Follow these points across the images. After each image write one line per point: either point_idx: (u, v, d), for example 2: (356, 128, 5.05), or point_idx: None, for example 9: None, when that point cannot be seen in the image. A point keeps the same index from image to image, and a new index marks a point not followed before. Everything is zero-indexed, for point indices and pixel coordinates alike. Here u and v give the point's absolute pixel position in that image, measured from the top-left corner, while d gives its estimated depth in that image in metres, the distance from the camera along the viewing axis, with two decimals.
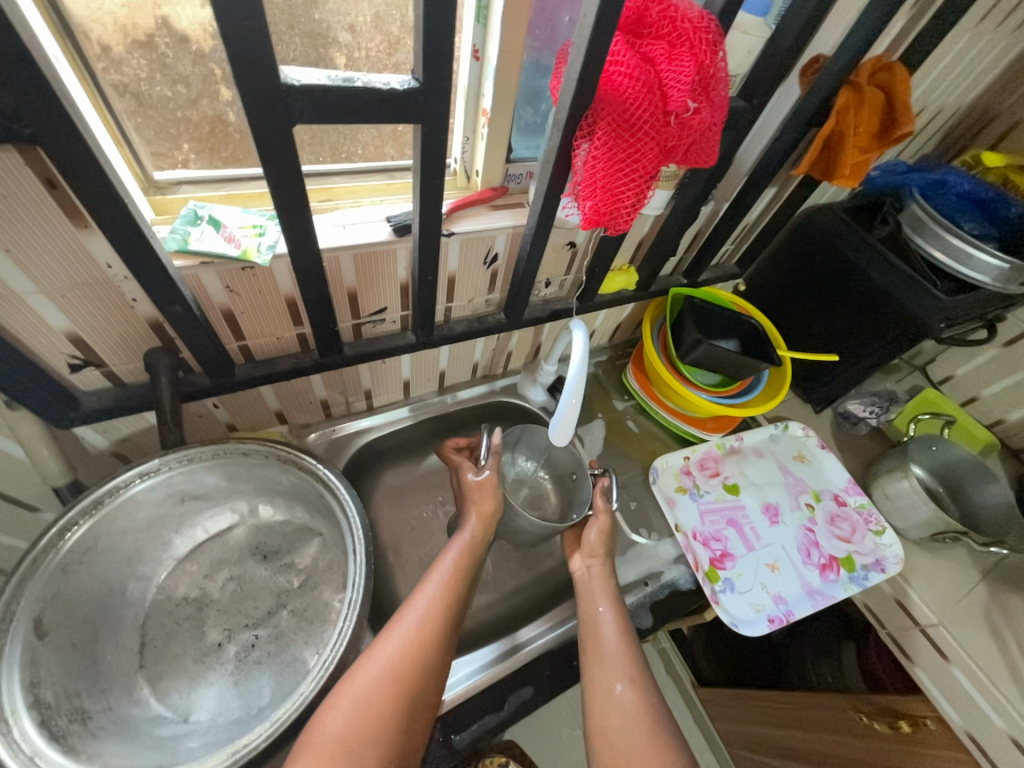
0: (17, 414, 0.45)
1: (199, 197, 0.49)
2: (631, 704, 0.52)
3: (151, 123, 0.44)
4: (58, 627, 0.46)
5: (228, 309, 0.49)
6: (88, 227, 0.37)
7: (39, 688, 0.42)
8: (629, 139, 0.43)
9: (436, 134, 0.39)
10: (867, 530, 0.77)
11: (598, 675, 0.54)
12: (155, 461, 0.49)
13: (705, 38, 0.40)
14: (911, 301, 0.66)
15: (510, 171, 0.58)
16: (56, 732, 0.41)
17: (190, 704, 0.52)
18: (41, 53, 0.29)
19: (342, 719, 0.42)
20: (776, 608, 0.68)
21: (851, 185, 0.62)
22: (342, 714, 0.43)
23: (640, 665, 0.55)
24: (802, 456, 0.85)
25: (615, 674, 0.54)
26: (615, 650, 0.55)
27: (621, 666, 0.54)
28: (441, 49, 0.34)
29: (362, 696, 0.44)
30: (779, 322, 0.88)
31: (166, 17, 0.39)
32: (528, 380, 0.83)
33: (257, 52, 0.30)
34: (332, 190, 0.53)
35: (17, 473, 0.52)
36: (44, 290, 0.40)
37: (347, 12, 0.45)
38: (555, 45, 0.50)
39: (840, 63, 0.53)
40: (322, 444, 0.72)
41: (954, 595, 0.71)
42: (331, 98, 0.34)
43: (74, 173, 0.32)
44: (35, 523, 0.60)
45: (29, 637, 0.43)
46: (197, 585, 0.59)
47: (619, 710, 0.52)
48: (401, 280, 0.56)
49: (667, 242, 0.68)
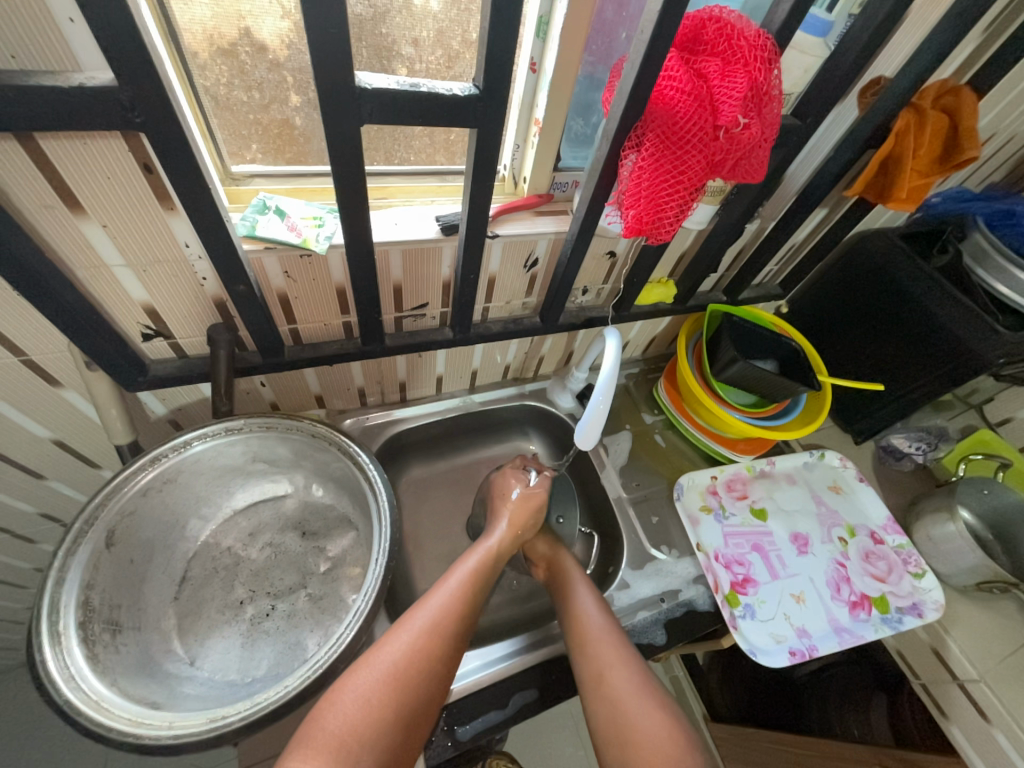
0: (94, 375, 0.49)
1: (268, 190, 0.53)
2: (624, 685, 0.51)
3: (227, 124, 0.49)
4: (124, 541, 0.51)
5: (284, 293, 0.53)
6: (174, 210, 0.42)
7: (91, 591, 0.47)
8: (676, 150, 0.43)
9: (489, 140, 0.41)
10: (905, 571, 0.73)
11: (588, 665, 0.53)
12: (240, 421, 0.55)
13: (760, 55, 0.40)
14: (970, 334, 0.63)
15: (556, 179, 0.60)
16: (88, 637, 0.45)
17: (201, 650, 0.54)
18: (152, 52, 0.33)
19: (343, 714, 0.42)
20: (799, 641, 0.65)
21: (907, 209, 0.60)
22: (344, 711, 0.42)
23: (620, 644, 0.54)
24: (837, 486, 0.82)
25: (607, 660, 0.52)
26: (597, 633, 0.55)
27: (607, 648, 0.53)
28: (504, 59, 0.36)
29: (364, 694, 0.43)
30: (822, 347, 0.86)
31: (248, 28, 0.43)
32: (558, 387, 0.84)
33: (336, 58, 0.33)
34: (387, 189, 0.56)
35: (86, 428, 0.57)
36: (130, 264, 0.44)
37: (412, 27, 0.48)
38: (610, 60, 0.51)
39: (903, 84, 0.52)
40: (356, 430, 0.75)
41: (999, 652, 0.66)
42: (398, 101, 0.37)
43: (170, 157, 0.35)
44: (97, 479, 0.65)
45: (97, 545, 0.47)
46: (240, 541, 0.62)
47: (614, 693, 0.50)
48: (443, 278, 0.59)
49: (709, 257, 0.68)
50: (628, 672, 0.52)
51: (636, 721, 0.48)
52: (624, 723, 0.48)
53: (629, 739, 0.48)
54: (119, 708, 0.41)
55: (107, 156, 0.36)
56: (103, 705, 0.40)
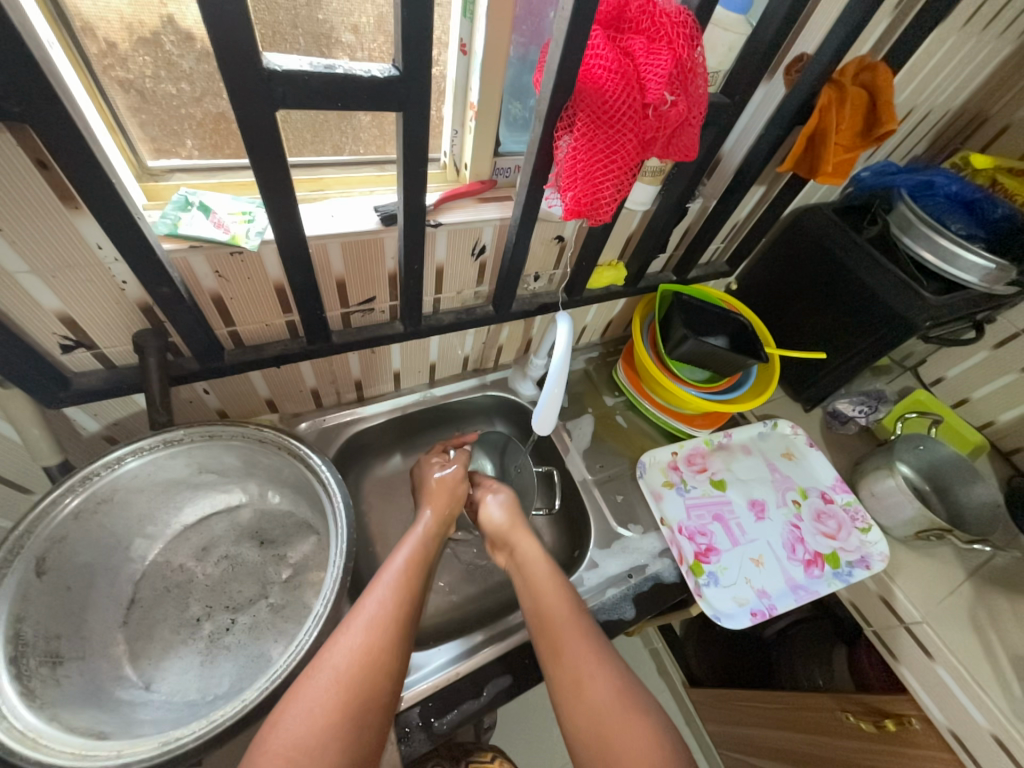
0: (9, 393, 0.46)
1: (192, 185, 0.50)
2: (581, 650, 0.52)
3: (155, 120, 0.46)
4: (57, 569, 0.47)
5: (217, 294, 0.50)
6: (79, 209, 0.39)
7: (22, 624, 0.44)
8: (607, 130, 0.43)
9: (418, 123, 0.40)
10: (853, 527, 0.77)
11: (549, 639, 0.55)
12: (179, 432, 0.52)
13: (682, 33, 0.41)
14: (898, 299, 0.67)
15: (498, 165, 0.59)
16: (22, 673, 0.42)
17: (155, 673, 0.51)
18: (34, 35, 0.30)
19: (288, 732, 0.41)
20: (760, 602, 0.68)
21: (834, 183, 0.62)
22: (288, 727, 0.41)
23: (585, 623, 0.55)
24: (790, 453, 0.85)
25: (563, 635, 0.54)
26: (561, 614, 0.55)
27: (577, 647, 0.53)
28: (422, 39, 0.35)
29: (308, 708, 0.42)
30: (769, 321, 0.89)
31: (172, 15, 0.40)
32: (519, 375, 0.84)
33: (243, 41, 0.31)
34: (322, 180, 0.54)
35: (7, 451, 0.53)
36: (36, 270, 0.41)
37: (351, 13, 0.46)
38: (542, 40, 0.51)
39: (823, 60, 0.54)
40: (313, 433, 0.73)
41: (938, 594, 0.71)
42: (314, 85, 0.35)
43: (63, 150, 0.33)
44: (26, 503, 0.61)
45: (27, 574, 0.44)
46: (192, 558, 0.60)
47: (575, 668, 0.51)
48: (389, 269, 0.58)
49: (654, 238, 0.69)
50: (583, 645, 0.53)
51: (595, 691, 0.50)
52: (581, 694, 0.50)
53: (588, 708, 0.49)
54: (61, 742, 0.39)
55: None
56: (41, 742, 0.38)
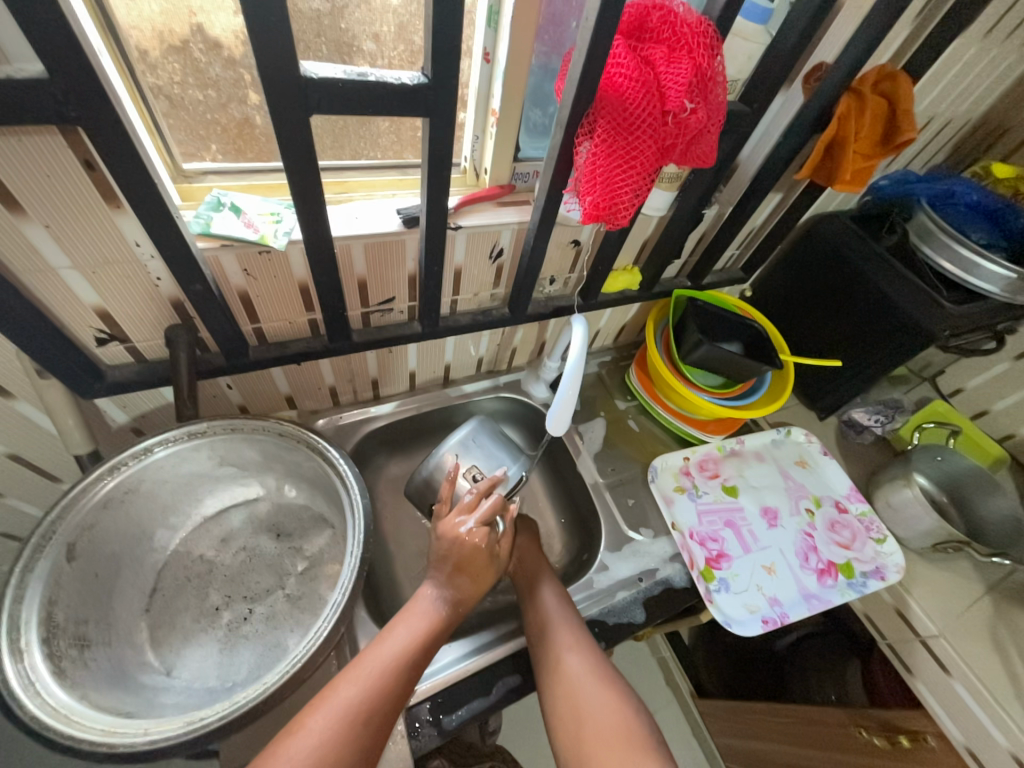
0: (47, 383, 0.48)
1: (223, 187, 0.51)
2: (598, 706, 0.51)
3: (182, 124, 0.48)
4: (87, 555, 0.49)
5: (244, 291, 0.52)
6: (120, 208, 0.41)
7: (53, 608, 0.45)
8: (627, 137, 0.44)
9: (443, 129, 0.41)
10: (868, 537, 0.76)
11: (548, 648, 0.55)
12: (203, 424, 0.53)
13: (702, 42, 0.42)
14: (915, 307, 0.67)
15: (517, 170, 0.60)
16: (54, 653, 0.44)
17: (177, 659, 0.53)
18: (88, 44, 0.32)
19: None
20: (771, 609, 0.68)
21: (852, 190, 0.62)
22: None
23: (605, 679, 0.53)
24: (804, 461, 0.85)
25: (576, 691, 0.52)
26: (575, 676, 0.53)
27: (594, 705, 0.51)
28: (450, 48, 0.36)
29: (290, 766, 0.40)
30: (784, 328, 0.89)
31: (200, 24, 0.42)
32: (532, 376, 0.85)
33: (282, 50, 0.33)
34: (346, 183, 0.55)
35: (41, 440, 0.55)
36: (77, 265, 0.43)
37: (372, 22, 0.47)
38: (562, 49, 0.52)
39: (843, 68, 0.54)
40: (330, 429, 0.74)
41: (957, 608, 0.69)
42: (346, 91, 0.37)
43: (112, 152, 0.34)
44: (55, 492, 0.63)
45: (59, 559, 0.46)
46: (212, 548, 0.61)
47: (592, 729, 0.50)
48: (409, 270, 0.59)
49: (670, 243, 0.70)
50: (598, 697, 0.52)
51: (593, 709, 0.51)
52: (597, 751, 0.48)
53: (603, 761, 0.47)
54: (90, 720, 0.40)
55: (46, 156, 0.35)
56: (73, 718, 0.39)
